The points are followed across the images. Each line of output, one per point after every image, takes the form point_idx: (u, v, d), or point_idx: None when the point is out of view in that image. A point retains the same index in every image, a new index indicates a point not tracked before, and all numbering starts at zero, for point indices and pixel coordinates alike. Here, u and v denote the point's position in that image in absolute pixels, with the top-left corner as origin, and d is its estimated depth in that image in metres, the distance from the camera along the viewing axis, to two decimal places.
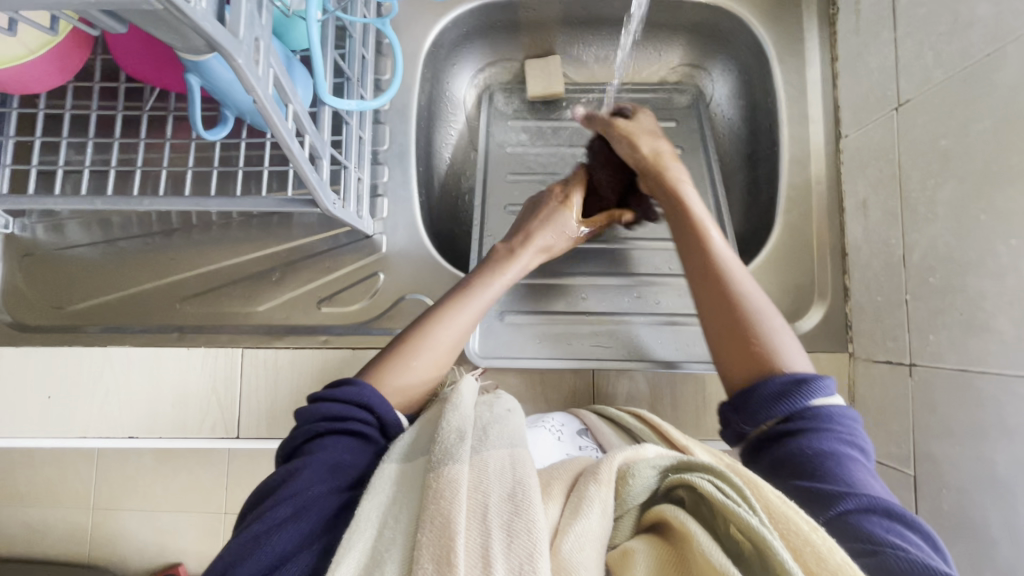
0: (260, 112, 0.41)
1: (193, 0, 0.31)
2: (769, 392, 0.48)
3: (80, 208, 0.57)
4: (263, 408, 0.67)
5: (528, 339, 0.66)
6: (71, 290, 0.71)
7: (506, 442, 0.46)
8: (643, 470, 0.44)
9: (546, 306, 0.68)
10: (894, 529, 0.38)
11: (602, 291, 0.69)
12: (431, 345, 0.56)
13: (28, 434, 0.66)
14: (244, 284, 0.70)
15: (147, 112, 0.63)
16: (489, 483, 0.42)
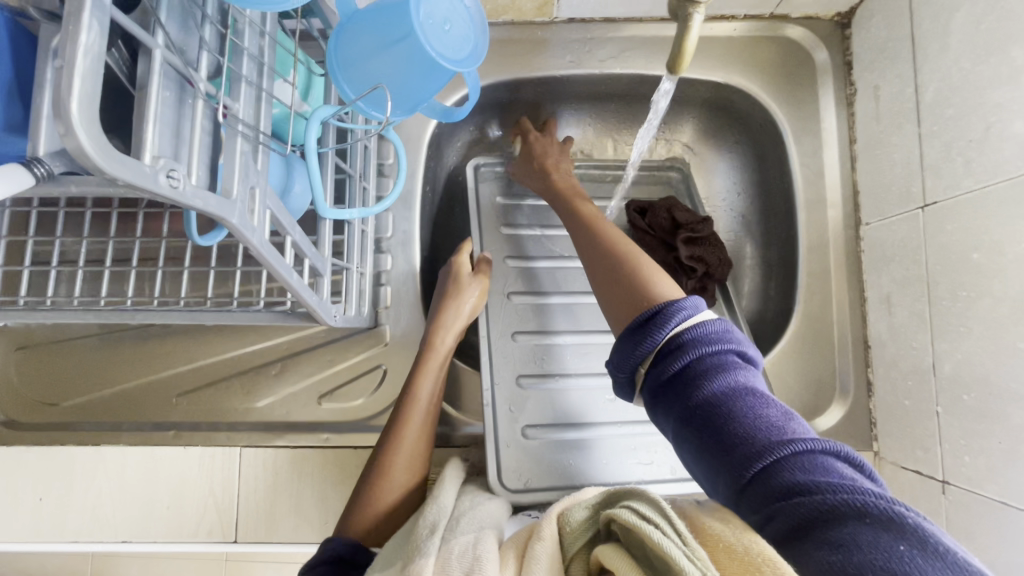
0: (255, 257, 0.39)
1: (183, 184, 0.29)
2: (647, 351, 0.44)
3: (73, 320, 0.55)
4: (262, 509, 0.64)
5: (562, 464, 0.62)
6: (65, 383, 0.69)
7: (472, 526, 0.47)
8: (576, 514, 0.44)
9: (572, 420, 0.64)
10: (837, 472, 0.34)
11: (621, 394, 0.66)
12: (403, 454, 0.56)
13: (19, 540, 0.64)
14: (242, 377, 0.68)
15: (143, 209, 0.61)
16: (454, 562, 0.42)
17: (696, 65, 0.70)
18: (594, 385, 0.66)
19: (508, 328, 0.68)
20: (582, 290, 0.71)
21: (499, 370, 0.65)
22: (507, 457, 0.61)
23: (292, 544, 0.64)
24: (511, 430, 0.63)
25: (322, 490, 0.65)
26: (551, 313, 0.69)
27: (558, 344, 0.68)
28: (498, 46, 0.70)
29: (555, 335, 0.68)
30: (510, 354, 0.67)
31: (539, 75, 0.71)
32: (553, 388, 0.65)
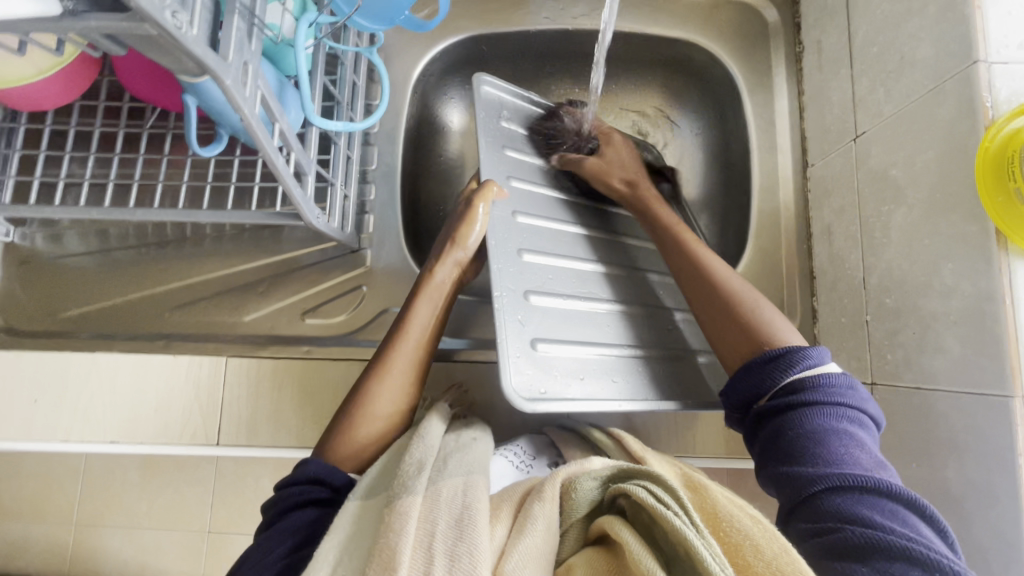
0: (245, 130, 0.44)
1: (185, 28, 0.35)
2: (777, 381, 0.49)
3: (77, 217, 0.60)
4: (242, 416, 0.68)
5: (575, 377, 0.58)
6: (65, 297, 0.73)
7: (461, 470, 0.49)
8: (586, 483, 0.48)
9: (584, 338, 0.60)
10: (897, 517, 0.40)
11: (599, 317, 0.63)
12: (385, 388, 0.58)
13: (11, 437, 0.67)
14: (233, 296, 0.73)
15: (147, 129, 0.67)
16: (439, 510, 0.45)
17: (661, 24, 0.77)
18: (603, 310, 0.64)
19: (517, 244, 0.63)
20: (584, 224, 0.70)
21: (510, 270, 0.60)
22: (521, 359, 0.56)
23: (269, 449, 0.68)
24: (521, 330, 0.57)
25: (302, 399, 0.69)
26: (551, 238, 0.66)
27: (557, 268, 0.64)
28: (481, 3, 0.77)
29: (556, 258, 0.64)
30: (517, 267, 0.61)
31: (517, 28, 0.77)
32: (562, 305, 0.61)
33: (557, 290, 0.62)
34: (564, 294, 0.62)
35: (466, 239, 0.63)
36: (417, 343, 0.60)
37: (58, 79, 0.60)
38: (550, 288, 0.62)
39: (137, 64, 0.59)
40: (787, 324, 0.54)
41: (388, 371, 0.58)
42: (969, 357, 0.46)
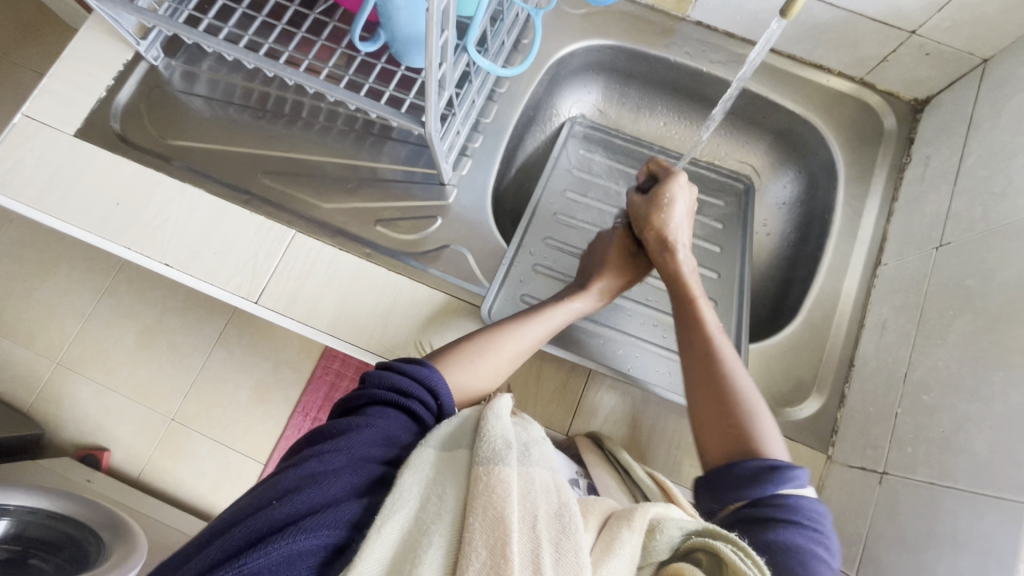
0: (427, 21, 0.49)
1: None
2: (745, 471, 0.53)
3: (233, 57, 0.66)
4: (288, 288, 0.71)
5: None
6: (179, 129, 0.80)
7: (548, 465, 0.50)
8: (671, 529, 0.49)
9: None
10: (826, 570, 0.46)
11: None
12: (461, 370, 0.62)
13: (87, 227, 0.72)
14: (320, 183, 0.77)
15: (316, 15, 0.74)
16: (538, 496, 0.47)
17: (787, 95, 0.81)
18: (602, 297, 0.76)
19: (546, 232, 0.79)
20: None
21: (525, 247, 0.77)
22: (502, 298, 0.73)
23: (302, 325, 0.70)
24: (513, 285, 0.74)
25: (345, 293, 0.72)
26: (580, 234, 0.81)
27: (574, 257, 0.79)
28: (634, 20, 0.83)
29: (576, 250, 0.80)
30: (537, 245, 0.78)
31: (658, 52, 0.83)
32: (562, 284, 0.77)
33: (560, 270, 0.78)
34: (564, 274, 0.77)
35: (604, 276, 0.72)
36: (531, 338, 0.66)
37: None
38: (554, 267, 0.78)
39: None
40: (777, 437, 0.57)
41: (475, 358, 0.63)
42: (996, 461, 0.47)
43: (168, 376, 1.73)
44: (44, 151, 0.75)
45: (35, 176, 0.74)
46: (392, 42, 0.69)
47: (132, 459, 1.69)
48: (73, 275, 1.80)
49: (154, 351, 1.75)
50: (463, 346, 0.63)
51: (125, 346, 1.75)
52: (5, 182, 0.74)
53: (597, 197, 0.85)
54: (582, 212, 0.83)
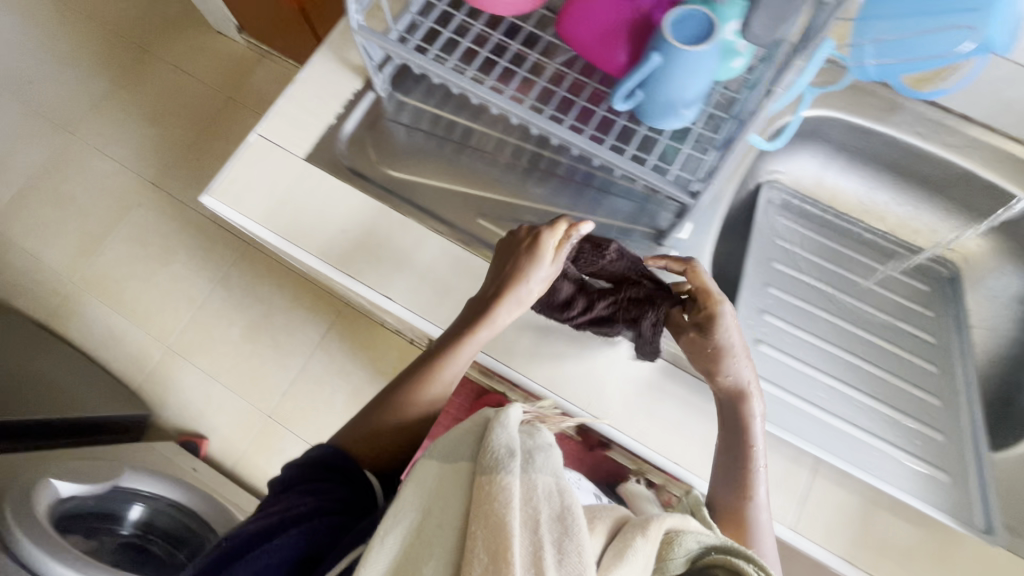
0: None
1: None
2: None
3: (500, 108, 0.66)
4: (508, 335, 0.72)
5: (773, 410, 0.68)
6: (397, 161, 0.81)
7: (552, 471, 0.54)
8: (687, 540, 0.54)
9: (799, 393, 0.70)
10: None
11: (819, 386, 0.72)
12: (435, 391, 0.69)
13: (315, 253, 0.75)
14: (536, 231, 0.77)
15: (558, 65, 0.73)
16: (540, 500, 0.50)
17: None
18: (823, 382, 0.72)
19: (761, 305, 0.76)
20: (833, 312, 0.80)
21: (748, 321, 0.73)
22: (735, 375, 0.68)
23: (519, 374, 0.70)
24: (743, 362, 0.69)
25: (562, 348, 0.71)
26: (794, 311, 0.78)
27: (791, 335, 0.75)
28: (865, 94, 0.80)
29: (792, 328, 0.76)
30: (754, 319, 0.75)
31: (888, 129, 0.79)
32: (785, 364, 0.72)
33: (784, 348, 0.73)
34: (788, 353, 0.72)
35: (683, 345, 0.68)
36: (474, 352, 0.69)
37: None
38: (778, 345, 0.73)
39: (605, 8, 0.68)
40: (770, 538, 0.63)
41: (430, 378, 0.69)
42: None
43: (269, 373, 1.77)
44: (276, 174, 0.77)
45: (267, 196, 0.77)
46: (637, 107, 0.68)
47: (226, 451, 1.72)
48: (189, 264, 1.86)
49: (257, 346, 1.79)
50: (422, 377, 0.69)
51: (232, 339, 1.79)
52: (239, 201, 0.76)
53: (802, 271, 0.82)
54: (790, 285, 0.80)
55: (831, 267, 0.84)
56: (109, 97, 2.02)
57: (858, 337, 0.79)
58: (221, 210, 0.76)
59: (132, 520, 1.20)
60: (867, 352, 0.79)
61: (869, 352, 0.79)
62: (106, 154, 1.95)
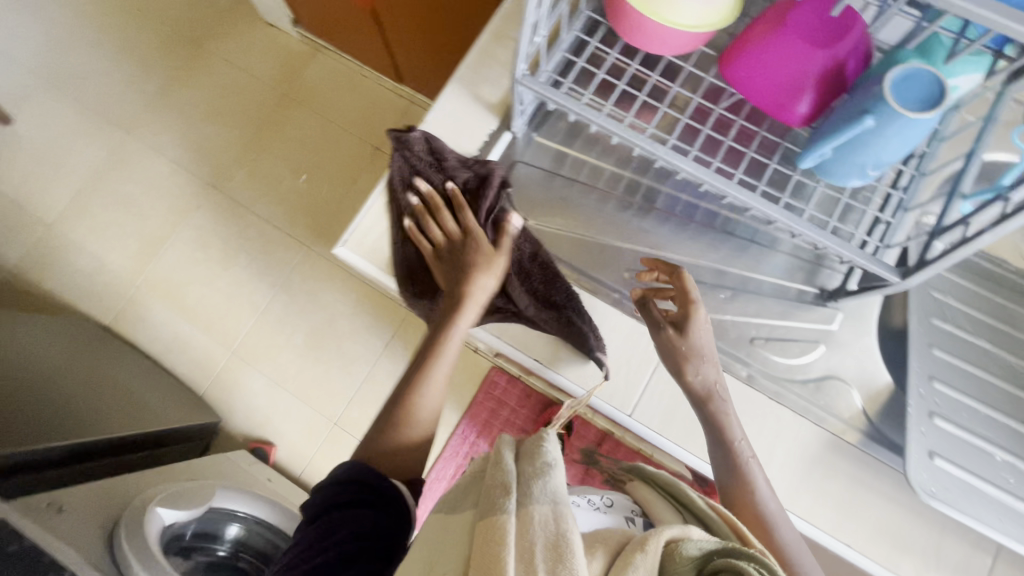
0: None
1: None
2: None
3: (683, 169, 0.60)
4: (663, 405, 0.69)
5: (961, 495, 0.63)
6: (532, 204, 0.76)
7: (549, 498, 0.48)
8: (689, 547, 0.48)
9: (983, 474, 0.65)
10: None
11: (1001, 464, 0.66)
12: (441, 361, 0.65)
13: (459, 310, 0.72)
14: (688, 287, 0.73)
15: (724, 112, 0.68)
16: (535, 532, 0.46)
17: None
18: (1005, 459, 0.67)
19: (929, 370, 0.72)
20: (1005, 377, 0.74)
21: (921, 392, 0.69)
22: (915, 456, 0.64)
23: (676, 446, 0.68)
24: (920, 440, 0.65)
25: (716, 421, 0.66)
26: (963, 376, 0.72)
27: (967, 405, 0.70)
28: None
29: (966, 396, 0.71)
30: (927, 388, 0.69)
31: None
32: (966, 441, 0.67)
33: (960, 421, 0.68)
34: (966, 428, 0.68)
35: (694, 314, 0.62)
36: (461, 347, 0.66)
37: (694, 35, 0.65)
38: (953, 417, 0.68)
39: (787, 60, 0.62)
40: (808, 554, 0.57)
41: (433, 367, 0.64)
42: None
43: (335, 379, 1.77)
44: None
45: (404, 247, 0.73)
46: (823, 163, 0.63)
47: (295, 458, 1.72)
48: (251, 267, 1.83)
49: (323, 353, 1.77)
50: (421, 360, 0.65)
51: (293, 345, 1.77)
52: (375, 252, 0.72)
53: (968, 329, 0.77)
54: (956, 345, 0.75)
55: (1000, 323, 0.78)
56: (161, 90, 1.95)
57: None
58: (355, 262, 0.72)
59: (230, 536, 1.24)
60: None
61: None
62: (163, 152, 1.91)
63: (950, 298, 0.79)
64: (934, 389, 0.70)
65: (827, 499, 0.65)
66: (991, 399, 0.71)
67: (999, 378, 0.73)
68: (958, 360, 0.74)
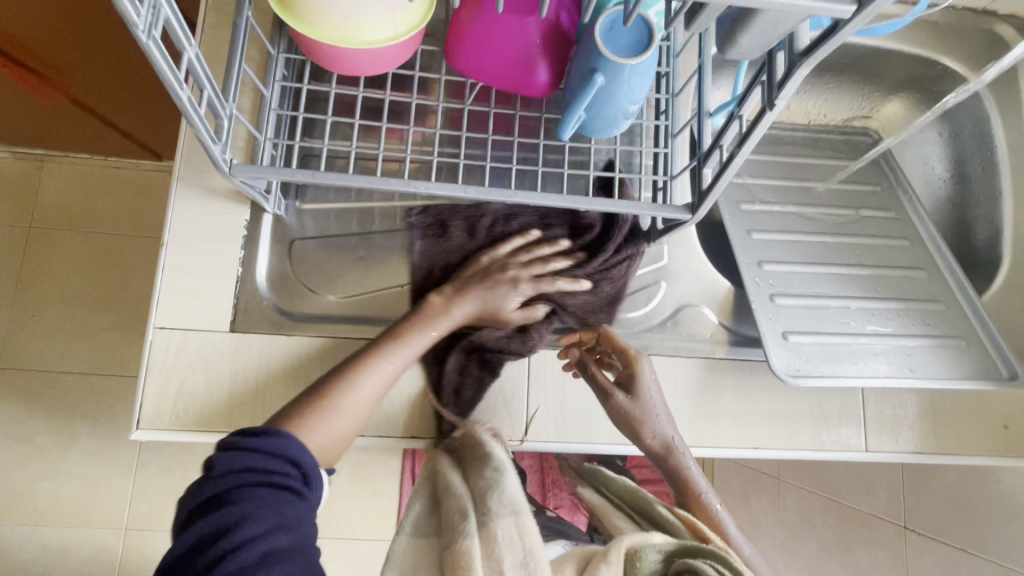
0: (757, 129, 0.45)
1: (836, 41, 0.36)
2: None
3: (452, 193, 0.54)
4: (551, 413, 0.66)
5: (817, 359, 0.68)
6: (330, 277, 0.68)
7: (507, 509, 0.51)
8: (649, 553, 0.51)
9: (827, 329, 0.71)
10: None
11: (838, 312, 0.72)
12: (371, 378, 0.57)
13: None
14: None
15: (471, 107, 0.63)
16: (501, 552, 0.48)
17: (904, 41, 0.84)
18: (839, 307, 0.73)
19: (756, 256, 0.76)
20: (813, 230, 0.80)
21: (756, 282, 0.72)
22: (773, 344, 0.68)
23: (581, 445, 0.65)
24: (772, 326, 0.69)
25: None
26: (783, 246, 0.77)
27: (796, 273, 0.75)
28: None
29: (792, 265, 0.76)
30: (759, 275, 0.73)
31: None
32: (805, 306, 0.72)
33: (795, 290, 0.73)
34: (801, 293, 0.73)
35: (645, 372, 0.64)
36: (392, 368, 0.59)
37: (402, 45, 0.57)
38: (789, 290, 0.73)
39: (502, 37, 0.57)
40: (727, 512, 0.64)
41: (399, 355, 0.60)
42: None
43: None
44: (208, 362, 0.63)
45: (209, 397, 0.62)
46: (583, 123, 0.60)
47: None
48: None
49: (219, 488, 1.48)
50: (382, 349, 0.59)
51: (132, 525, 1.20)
52: (178, 415, 0.61)
53: (770, 200, 0.83)
54: (766, 220, 0.80)
55: (790, 185, 0.85)
56: None
57: (846, 244, 0.80)
58: (162, 438, 0.61)
59: None
60: (853, 254, 0.79)
61: (859, 251, 0.79)
62: None
63: (746, 179, 0.85)
64: (765, 271, 0.75)
65: (723, 419, 0.68)
66: (811, 256, 0.77)
67: (809, 233, 0.80)
68: (773, 232, 0.79)
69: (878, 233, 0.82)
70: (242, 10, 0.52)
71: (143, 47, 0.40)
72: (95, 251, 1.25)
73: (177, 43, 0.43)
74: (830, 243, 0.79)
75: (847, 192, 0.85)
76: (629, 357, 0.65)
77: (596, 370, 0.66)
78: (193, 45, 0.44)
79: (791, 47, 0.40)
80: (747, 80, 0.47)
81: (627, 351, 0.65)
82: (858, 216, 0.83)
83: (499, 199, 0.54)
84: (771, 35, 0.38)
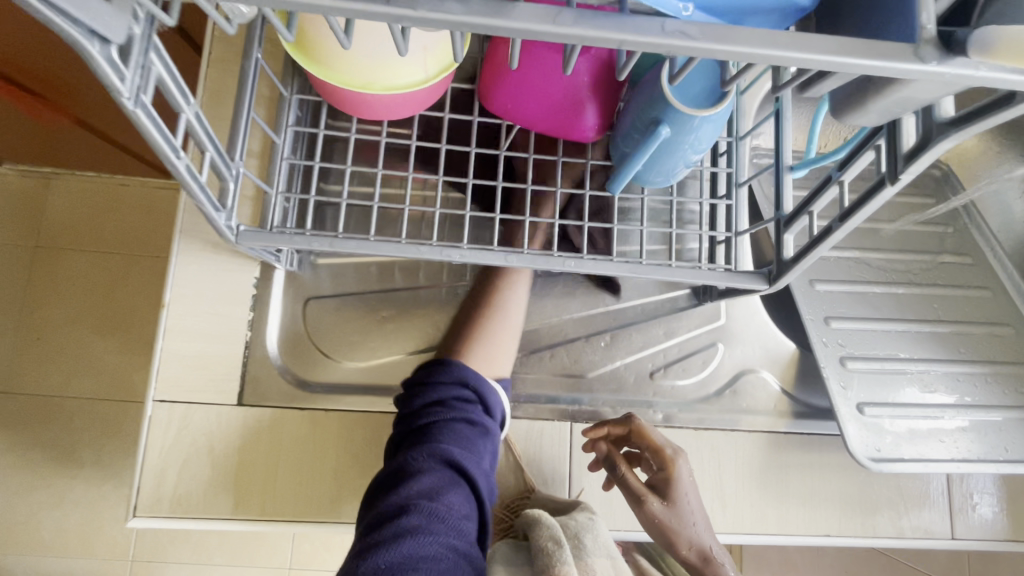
0: (869, 206, 0.36)
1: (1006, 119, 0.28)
2: None
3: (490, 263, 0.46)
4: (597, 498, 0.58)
5: (899, 436, 0.60)
6: (350, 339, 0.61)
7: (604, 552, 0.53)
8: None
9: (906, 399, 0.62)
10: None
11: (918, 378, 0.64)
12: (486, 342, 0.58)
13: (318, 514, 0.56)
14: (563, 348, 0.62)
15: (508, 154, 0.56)
16: None
17: None
18: (919, 373, 0.65)
19: (822, 312, 0.67)
20: (883, 278, 0.72)
21: (824, 343, 0.64)
22: (850, 418, 0.59)
23: (631, 534, 0.58)
24: (846, 397, 0.61)
25: None
26: (850, 298, 0.69)
27: (868, 332, 0.67)
28: None
29: (863, 322, 0.68)
30: (828, 335, 0.65)
31: None
32: (880, 371, 0.64)
33: (867, 351, 0.65)
34: (874, 356, 0.65)
35: (681, 478, 0.54)
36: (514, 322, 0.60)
37: (431, 87, 0.49)
38: (861, 351, 0.65)
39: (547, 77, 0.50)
40: None
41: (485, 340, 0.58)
42: None
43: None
44: (213, 439, 0.56)
45: (216, 480, 0.55)
46: (637, 175, 0.52)
47: None
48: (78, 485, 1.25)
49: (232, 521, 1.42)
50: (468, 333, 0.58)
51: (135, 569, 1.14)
52: (180, 501, 0.54)
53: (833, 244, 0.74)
54: (830, 267, 0.72)
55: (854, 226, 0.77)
56: None
57: (921, 295, 0.71)
58: (162, 527, 0.54)
59: None
60: (929, 308, 0.70)
61: (937, 304, 0.71)
62: None
63: None
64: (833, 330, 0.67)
65: (790, 503, 0.60)
66: (882, 310, 0.69)
67: (878, 282, 0.71)
68: (839, 281, 0.71)
69: (956, 281, 0.73)
70: (250, 52, 0.45)
71: (131, 114, 0.33)
72: (100, 275, 1.19)
73: (173, 103, 0.36)
74: (903, 294, 0.71)
75: (918, 234, 0.77)
76: (664, 459, 0.54)
77: (627, 475, 0.55)
78: (192, 103, 0.37)
79: (929, 115, 0.32)
80: (855, 143, 0.38)
81: (661, 451, 0.55)
82: (931, 262, 0.75)
83: (545, 269, 0.46)
84: (912, 103, 0.30)
